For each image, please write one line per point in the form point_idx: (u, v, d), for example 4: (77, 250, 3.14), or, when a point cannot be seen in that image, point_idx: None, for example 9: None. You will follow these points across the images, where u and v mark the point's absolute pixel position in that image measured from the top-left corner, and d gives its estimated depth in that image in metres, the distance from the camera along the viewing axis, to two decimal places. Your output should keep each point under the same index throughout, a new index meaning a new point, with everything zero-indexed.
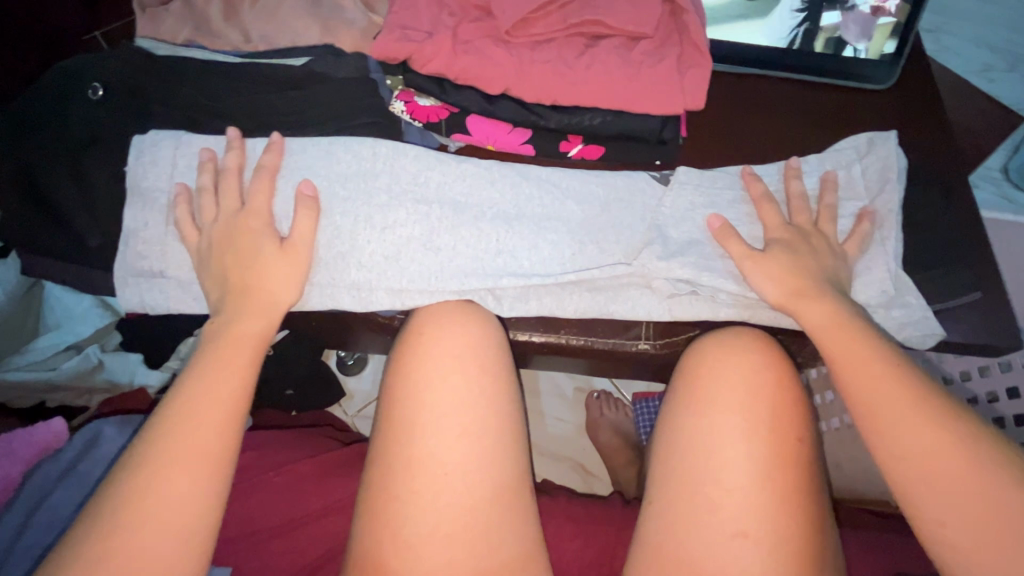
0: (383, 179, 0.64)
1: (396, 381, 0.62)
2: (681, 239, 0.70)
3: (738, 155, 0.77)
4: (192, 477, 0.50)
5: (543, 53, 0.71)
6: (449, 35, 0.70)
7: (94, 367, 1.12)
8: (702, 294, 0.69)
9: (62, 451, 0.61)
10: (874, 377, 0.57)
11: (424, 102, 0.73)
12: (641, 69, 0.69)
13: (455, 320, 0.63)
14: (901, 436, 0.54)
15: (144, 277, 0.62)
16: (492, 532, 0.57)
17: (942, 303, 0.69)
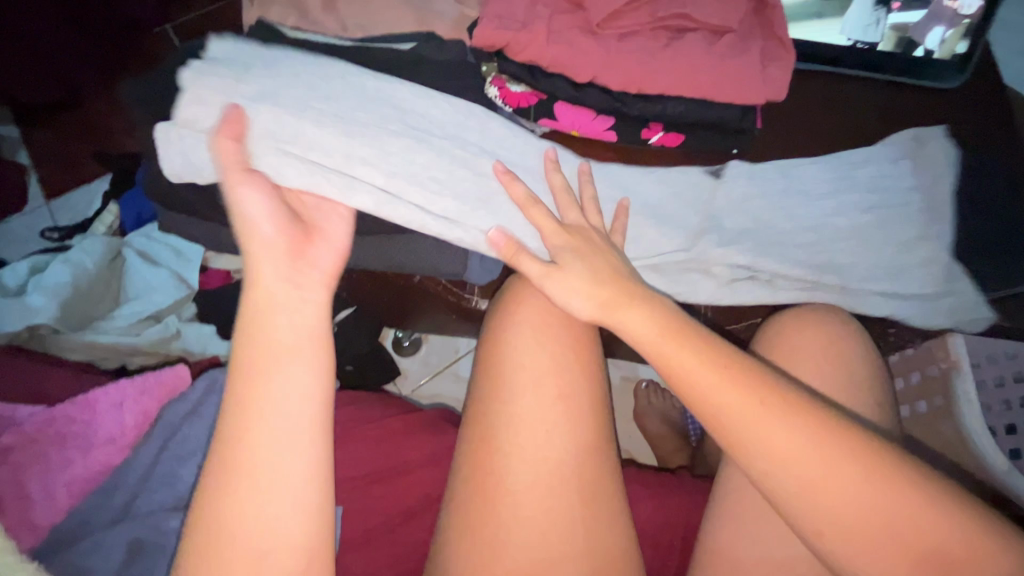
0: (473, 133, 0.69)
1: (486, 350, 0.67)
2: (762, 233, 0.75)
3: (793, 146, 0.81)
4: (263, 406, 0.54)
5: (629, 44, 0.75)
6: (543, 26, 0.74)
7: (172, 335, 1.18)
8: (781, 279, 0.74)
9: (186, 395, 0.67)
10: (729, 395, 0.56)
11: (515, 89, 0.79)
12: (725, 61, 0.73)
13: (549, 292, 0.68)
14: (781, 456, 0.54)
15: (183, 129, 0.62)
16: (585, 487, 0.62)
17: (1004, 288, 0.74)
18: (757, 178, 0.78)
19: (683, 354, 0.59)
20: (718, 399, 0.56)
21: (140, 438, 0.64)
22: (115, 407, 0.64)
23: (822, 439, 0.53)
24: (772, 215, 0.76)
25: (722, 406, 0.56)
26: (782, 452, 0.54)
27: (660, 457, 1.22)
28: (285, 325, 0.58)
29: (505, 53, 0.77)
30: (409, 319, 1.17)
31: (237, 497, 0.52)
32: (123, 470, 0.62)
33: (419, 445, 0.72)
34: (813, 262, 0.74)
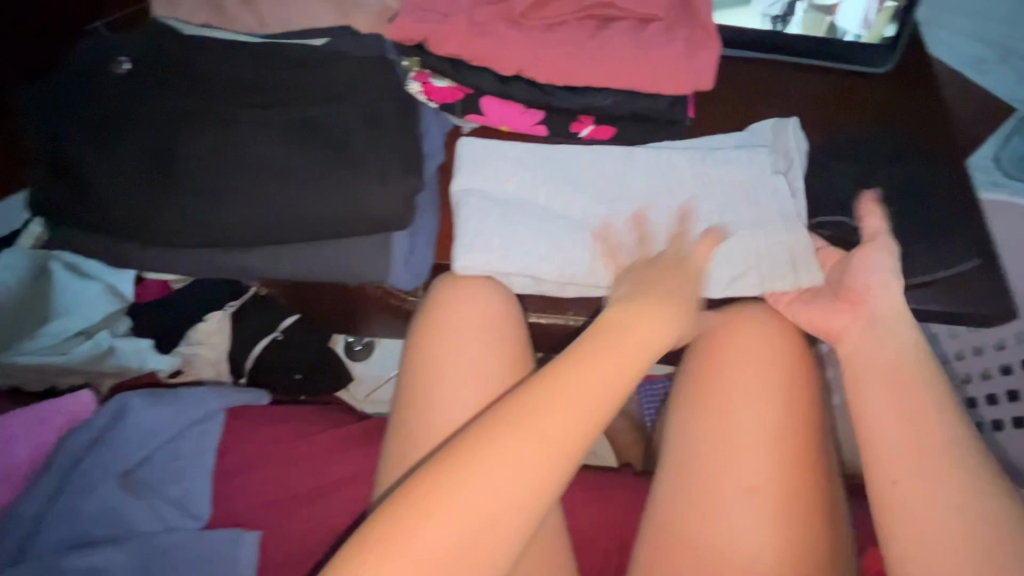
0: (558, 154, 0.73)
1: (417, 342, 0.65)
2: (603, 218, 0.69)
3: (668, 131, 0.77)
4: (571, 413, 0.44)
5: (555, 35, 0.73)
6: (464, 18, 0.71)
7: (104, 352, 1.11)
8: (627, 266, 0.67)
9: (87, 422, 0.63)
10: (894, 408, 0.56)
11: (439, 83, 0.76)
12: (652, 51, 0.71)
13: (478, 305, 0.65)
14: (917, 465, 0.52)
15: None
16: None
17: (929, 274, 0.69)
18: (608, 161, 0.72)
19: (890, 344, 0.59)
20: (879, 426, 0.55)
21: (35, 471, 0.61)
22: (7, 441, 0.61)
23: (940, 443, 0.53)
24: (620, 193, 0.71)
25: (896, 426, 0.55)
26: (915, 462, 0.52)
27: (617, 450, 1.22)
28: (644, 343, 0.50)
29: (426, 48, 0.73)
30: (356, 325, 1.13)
31: (471, 486, 0.41)
32: (16, 508, 0.59)
33: (347, 459, 0.65)
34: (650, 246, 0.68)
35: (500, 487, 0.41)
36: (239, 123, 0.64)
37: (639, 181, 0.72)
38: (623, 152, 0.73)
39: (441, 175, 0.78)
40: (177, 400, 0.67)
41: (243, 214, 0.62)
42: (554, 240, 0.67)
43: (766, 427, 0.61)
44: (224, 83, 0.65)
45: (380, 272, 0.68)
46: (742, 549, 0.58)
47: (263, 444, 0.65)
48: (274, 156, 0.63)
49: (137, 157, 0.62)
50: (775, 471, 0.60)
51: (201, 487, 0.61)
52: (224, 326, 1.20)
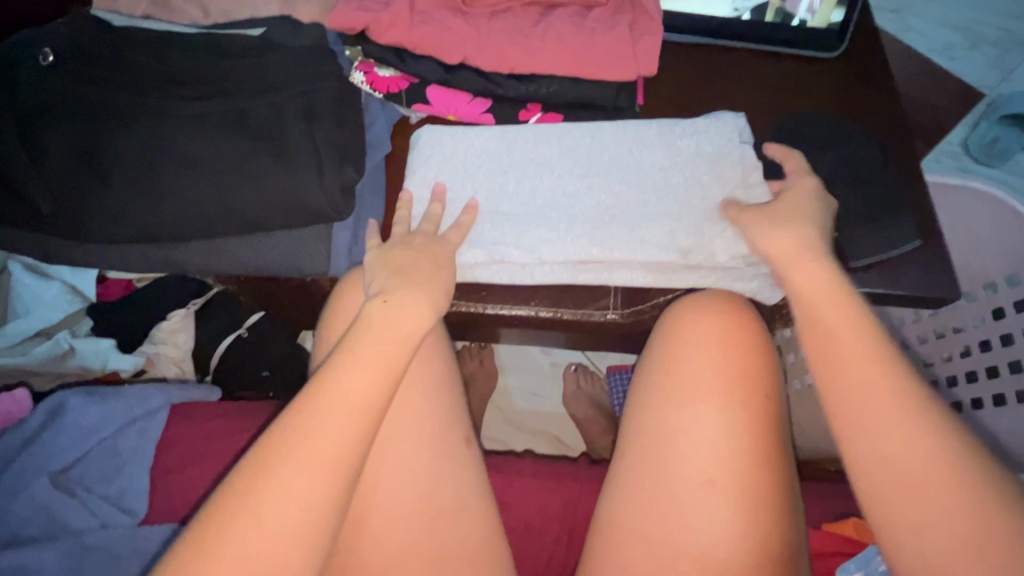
0: (530, 137, 0.74)
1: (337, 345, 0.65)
2: (583, 190, 0.72)
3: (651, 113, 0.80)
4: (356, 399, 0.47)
5: (498, 23, 0.72)
6: (406, 5, 0.70)
7: (65, 352, 1.10)
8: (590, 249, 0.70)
9: (24, 421, 0.62)
10: (842, 355, 0.53)
11: (383, 73, 0.75)
12: (594, 37, 0.70)
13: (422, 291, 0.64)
14: (858, 402, 0.52)
15: None
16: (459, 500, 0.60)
17: (871, 257, 0.68)
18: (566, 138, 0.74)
19: (841, 320, 0.55)
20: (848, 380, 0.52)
21: None
22: None
23: (868, 371, 0.52)
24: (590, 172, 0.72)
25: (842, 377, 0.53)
26: (849, 411, 0.51)
27: (587, 441, 1.22)
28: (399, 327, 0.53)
29: (368, 37, 0.72)
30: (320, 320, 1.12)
31: (286, 485, 0.43)
32: None
33: None
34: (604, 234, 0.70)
35: (328, 448, 0.45)
36: (171, 116, 0.63)
37: (606, 154, 0.73)
38: (587, 129, 0.74)
39: (389, 166, 0.77)
40: (118, 397, 0.66)
41: (176, 206, 0.61)
42: (553, 230, 0.70)
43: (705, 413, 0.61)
44: (156, 75, 0.64)
45: (320, 267, 0.67)
46: (690, 534, 0.58)
47: (202, 442, 0.65)
48: (208, 150, 0.62)
49: (65, 151, 0.61)
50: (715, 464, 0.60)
51: (140, 485, 0.61)
52: (187, 324, 1.19)
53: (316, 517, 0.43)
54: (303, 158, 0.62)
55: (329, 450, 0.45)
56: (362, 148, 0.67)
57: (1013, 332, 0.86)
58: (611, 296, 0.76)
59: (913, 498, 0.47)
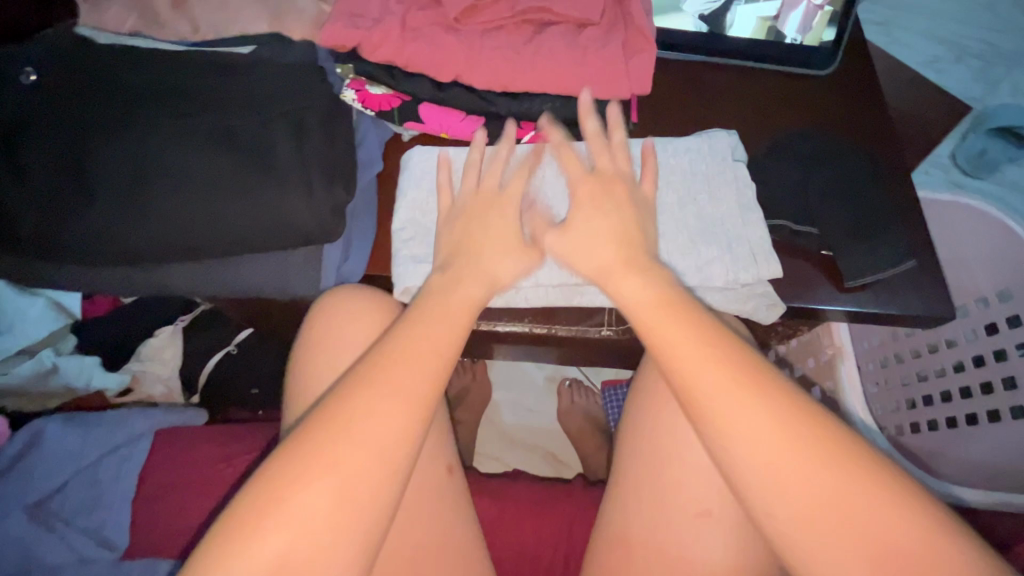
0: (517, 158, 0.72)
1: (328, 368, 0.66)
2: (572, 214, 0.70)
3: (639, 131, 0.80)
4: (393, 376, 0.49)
5: (491, 40, 0.71)
6: (397, 22, 0.69)
7: (48, 371, 1.06)
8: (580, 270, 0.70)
9: (3, 449, 0.61)
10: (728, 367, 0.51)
11: (375, 90, 0.73)
12: (587, 54, 0.70)
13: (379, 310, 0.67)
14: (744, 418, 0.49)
15: None
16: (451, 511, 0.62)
17: (866, 277, 0.68)
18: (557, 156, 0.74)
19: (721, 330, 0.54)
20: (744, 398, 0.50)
21: None
22: None
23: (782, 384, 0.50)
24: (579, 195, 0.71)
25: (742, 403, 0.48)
26: (728, 419, 0.48)
27: (582, 457, 1.20)
28: (451, 310, 0.57)
29: (360, 54, 0.71)
30: None
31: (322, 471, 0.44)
32: None
33: None
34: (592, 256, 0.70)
35: (372, 423, 0.46)
36: (157, 135, 0.61)
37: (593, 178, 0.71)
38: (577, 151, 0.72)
39: (381, 184, 0.76)
40: (102, 424, 0.65)
41: (161, 228, 0.60)
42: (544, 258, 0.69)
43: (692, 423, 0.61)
44: (141, 93, 0.63)
45: (310, 288, 0.66)
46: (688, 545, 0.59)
47: (187, 469, 0.63)
48: (195, 170, 0.60)
49: (47, 172, 0.59)
50: (710, 485, 0.59)
51: (121, 514, 0.60)
52: (175, 340, 1.18)
53: (348, 501, 0.44)
54: (291, 178, 0.61)
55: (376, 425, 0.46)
56: (354, 167, 0.66)
57: (1005, 347, 0.91)
58: (605, 313, 0.76)
59: (799, 505, 0.45)
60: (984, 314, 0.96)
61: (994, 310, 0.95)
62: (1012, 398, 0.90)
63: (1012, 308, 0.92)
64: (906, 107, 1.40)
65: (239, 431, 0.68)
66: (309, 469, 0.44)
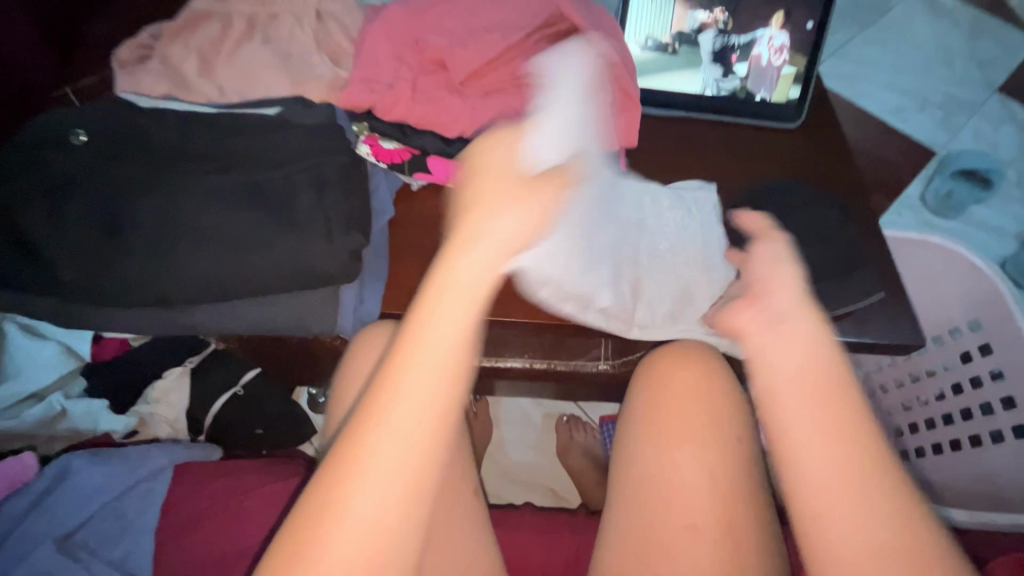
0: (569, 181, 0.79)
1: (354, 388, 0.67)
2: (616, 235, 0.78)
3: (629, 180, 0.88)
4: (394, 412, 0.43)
5: (491, 101, 0.79)
6: (408, 87, 0.78)
7: (56, 415, 1.09)
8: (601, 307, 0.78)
9: (29, 485, 0.63)
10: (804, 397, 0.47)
11: (386, 145, 0.80)
12: (579, 112, 0.78)
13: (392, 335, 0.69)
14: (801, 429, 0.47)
15: None
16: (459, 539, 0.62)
17: (841, 308, 0.73)
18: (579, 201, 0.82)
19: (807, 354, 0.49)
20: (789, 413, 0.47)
21: None
22: None
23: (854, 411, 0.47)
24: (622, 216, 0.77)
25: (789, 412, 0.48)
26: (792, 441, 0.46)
27: (583, 493, 1.22)
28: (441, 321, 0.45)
29: (374, 114, 0.79)
30: (318, 377, 1.14)
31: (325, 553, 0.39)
32: None
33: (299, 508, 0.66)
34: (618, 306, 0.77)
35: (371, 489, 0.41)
36: (189, 189, 0.67)
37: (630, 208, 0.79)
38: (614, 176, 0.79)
39: (392, 230, 0.82)
40: (125, 456, 0.68)
41: (193, 272, 0.65)
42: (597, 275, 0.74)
43: (687, 449, 0.65)
44: (177, 152, 0.70)
45: (327, 326, 0.71)
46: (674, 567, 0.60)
47: (206, 501, 0.66)
48: (225, 222, 0.66)
49: (88, 221, 0.65)
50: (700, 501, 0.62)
51: (144, 546, 0.62)
52: (181, 382, 1.19)
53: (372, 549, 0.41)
54: (313, 225, 0.67)
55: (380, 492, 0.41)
56: (368, 215, 0.72)
57: (980, 374, 0.97)
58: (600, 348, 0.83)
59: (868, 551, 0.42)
60: (956, 344, 1.02)
61: (965, 340, 1.01)
62: (990, 424, 0.95)
63: (983, 338, 0.98)
64: (876, 153, 1.50)
65: (257, 465, 0.71)
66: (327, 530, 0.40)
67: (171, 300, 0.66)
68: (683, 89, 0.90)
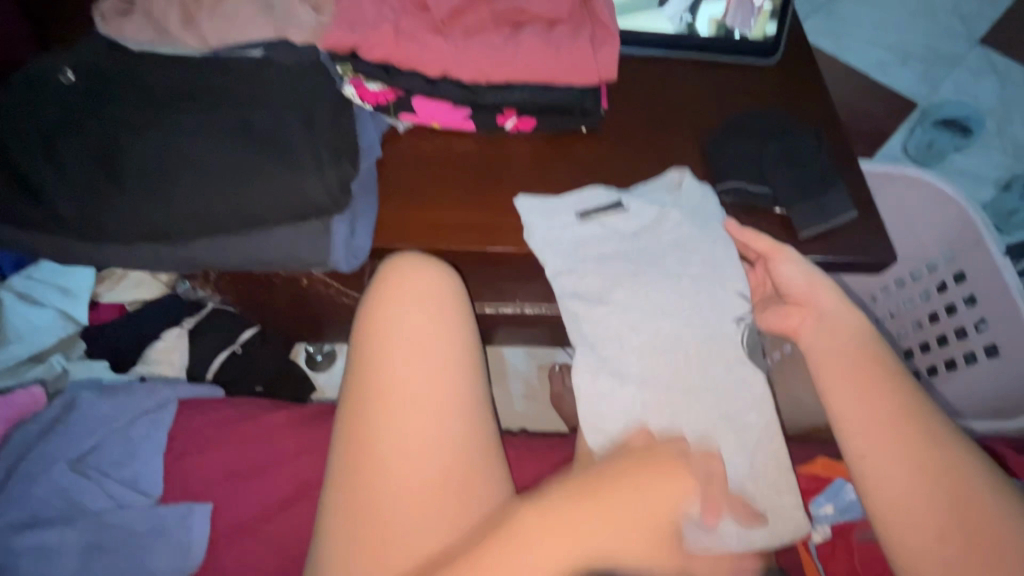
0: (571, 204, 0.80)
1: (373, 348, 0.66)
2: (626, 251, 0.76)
3: (612, 118, 0.89)
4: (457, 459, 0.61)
5: (473, 40, 0.80)
6: (390, 26, 0.78)
7: (59, 373, 1.12)
8: (616, 325, 0.71)
9: (41, 414, 0.67)
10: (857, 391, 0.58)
11: (371, 87, 0.82)
12: (559, 47, 0.79)
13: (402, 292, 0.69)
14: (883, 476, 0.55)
15: None
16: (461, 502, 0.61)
17: (817, 227, 0.77)
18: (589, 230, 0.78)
19: (860, 375, 0.59)
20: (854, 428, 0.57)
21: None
22: None
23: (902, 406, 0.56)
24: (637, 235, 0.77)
25: (851, 402, 0.58)
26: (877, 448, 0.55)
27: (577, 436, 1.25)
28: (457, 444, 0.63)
29: (357, 56, 0.80)
30: (315, 333, 1.15)
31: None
32: None
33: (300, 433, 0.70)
34: (654, 369, 0.69)
35: None
36: (181, 125, 0.69)
37: (646, 248, 0.76)
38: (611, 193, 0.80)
39: (380, 170, 0.84)
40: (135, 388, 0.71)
41: (187, 204, 0.67)
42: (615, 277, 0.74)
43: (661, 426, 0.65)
44: (167, 91, 0.71)
45: (322, 260, 0.73)
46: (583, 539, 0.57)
47: (213, 424, 0.69)
48: (214, 156, 0.68)
49: (83, 158, 0.66)
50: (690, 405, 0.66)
51: (152, 468, 0.66)
52: (181, 342, 1.22)
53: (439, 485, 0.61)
54: (301, 158, 0.68)
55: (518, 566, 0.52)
56: (356, 152, 0.74)
57: (953, 302, 1.02)
58: None
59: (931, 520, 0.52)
60: (933, 276, 1.06)
61: (942, 271, 1.05)
62: (962, 346, 1.00)
63: (957, 267, 1.02)
64: (858, 102, 1.52)
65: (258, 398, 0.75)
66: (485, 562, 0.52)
67: (166, 233, 0.67)
68: (660, 27, 0.92)
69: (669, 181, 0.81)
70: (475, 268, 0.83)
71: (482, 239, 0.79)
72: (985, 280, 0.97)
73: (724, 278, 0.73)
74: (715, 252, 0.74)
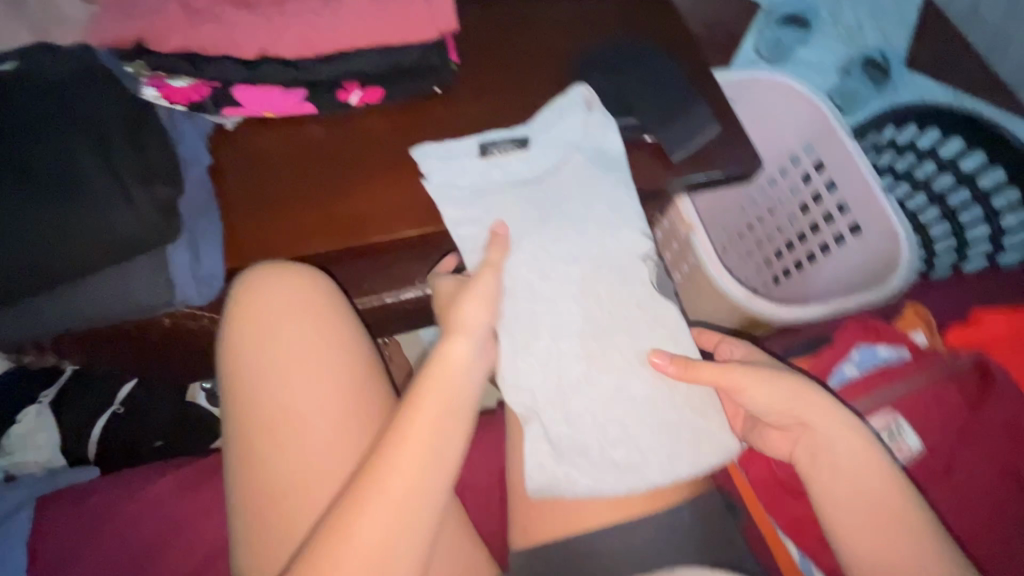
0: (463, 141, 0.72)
1: (257, 362, 0.63)
2: (532, 193, 0.69)
3: (465, 73, 0.83)
4: (415, 446, 0.50)
5: (286, 8, 0.69)
6: (179, 7, 0.65)
7: None
8: (525, 273, 0.64)
9: None
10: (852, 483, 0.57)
11: (178, 83, 0.69)
12: (387, 2, 0.70)
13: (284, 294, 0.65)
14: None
15: None
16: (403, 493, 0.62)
17: (682, 152, 0.77)
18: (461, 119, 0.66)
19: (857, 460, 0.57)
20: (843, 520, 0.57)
21: None
22: None
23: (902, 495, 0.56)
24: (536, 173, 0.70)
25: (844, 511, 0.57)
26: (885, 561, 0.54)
27: None
28: (449, 374, 0.54)
29: (146, 46, 0.66)
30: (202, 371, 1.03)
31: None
32: None
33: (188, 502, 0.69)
34: (568, 317, 0.63)
35: None
36: None
37: (553, 186, 0.69)
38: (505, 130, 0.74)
39: (217, 179, 0.73)
40: None
41: None
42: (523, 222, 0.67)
43: None
44: None
45: (165, 301, 0.64)
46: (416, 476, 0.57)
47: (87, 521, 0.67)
48: None
49: None
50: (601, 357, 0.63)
51: None
52: (43, 419, 1.05)
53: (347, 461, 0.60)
54: (97, 188, 0.57)
55: (388, 534, 0.47)
56: (171, 165, 0.63)
57: (818, 190, 1.08)
58: None
59: None
60: (798, 169, 1.12)
61: (804, 163, 1.11)
62: (833, 230, 1.07)
63: (817, 156, 1.08)
64: (712, 13, 1.53)
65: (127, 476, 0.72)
66: (359, 539, 0.46)
67: None
68: None
69: (575, 102, 0.73)
70: (351, 261, 0.75)
71: (354, 232, 0.72)
72: (843, 165, 1.03)
73: (622, 221, 0.68)
74: (610, 192, 0.69)
